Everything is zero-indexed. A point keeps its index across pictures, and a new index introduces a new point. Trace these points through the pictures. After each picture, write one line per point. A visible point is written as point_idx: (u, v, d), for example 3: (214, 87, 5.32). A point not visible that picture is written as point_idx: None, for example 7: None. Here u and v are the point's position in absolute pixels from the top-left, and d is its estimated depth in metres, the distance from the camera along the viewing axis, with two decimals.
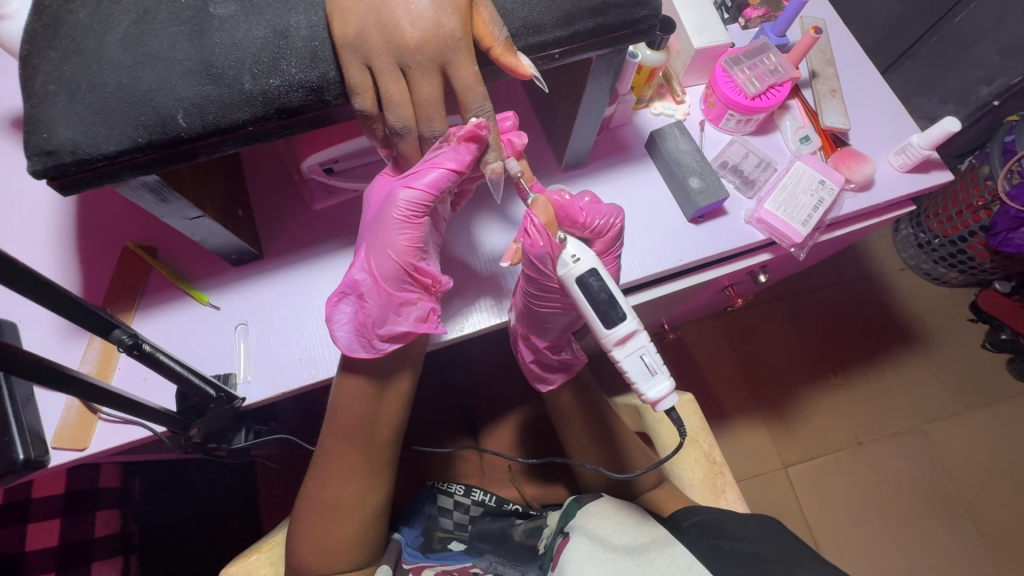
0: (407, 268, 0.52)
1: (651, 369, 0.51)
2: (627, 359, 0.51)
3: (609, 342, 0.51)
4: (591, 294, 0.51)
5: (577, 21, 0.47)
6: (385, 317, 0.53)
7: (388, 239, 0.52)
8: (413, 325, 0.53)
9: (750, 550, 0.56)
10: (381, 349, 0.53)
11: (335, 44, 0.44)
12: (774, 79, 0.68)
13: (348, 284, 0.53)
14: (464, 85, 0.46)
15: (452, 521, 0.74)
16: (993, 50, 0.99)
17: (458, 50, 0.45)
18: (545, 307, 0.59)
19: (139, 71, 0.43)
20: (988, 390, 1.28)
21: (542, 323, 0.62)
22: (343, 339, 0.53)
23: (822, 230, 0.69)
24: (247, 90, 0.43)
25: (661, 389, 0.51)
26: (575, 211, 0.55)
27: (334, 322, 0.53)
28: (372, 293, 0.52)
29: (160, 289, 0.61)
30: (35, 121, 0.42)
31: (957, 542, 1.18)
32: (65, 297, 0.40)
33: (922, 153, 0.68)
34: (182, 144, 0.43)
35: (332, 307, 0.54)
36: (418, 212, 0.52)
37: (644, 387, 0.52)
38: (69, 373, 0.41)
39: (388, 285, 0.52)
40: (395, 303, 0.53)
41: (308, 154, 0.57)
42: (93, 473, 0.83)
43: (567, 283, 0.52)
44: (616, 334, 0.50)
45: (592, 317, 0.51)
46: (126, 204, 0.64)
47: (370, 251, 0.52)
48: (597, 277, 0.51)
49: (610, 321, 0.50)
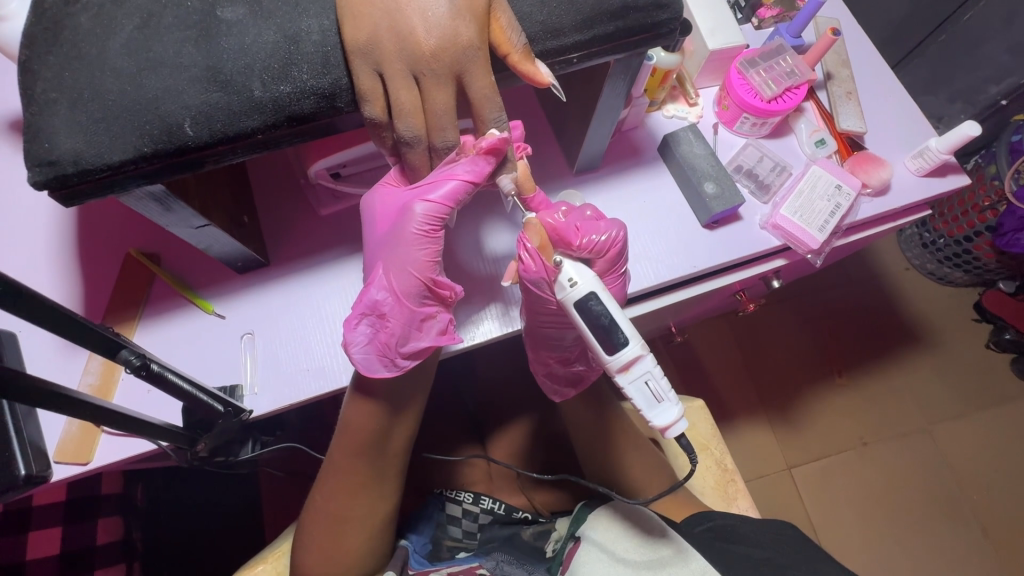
0: (427, 283, 0.51)
1: (657, 396, 0.49)
2: (632, 385, 0.49)
3: (611, 368, 0.49)
4: (591, 318, 0.50)
5: (597, 25, 0.45)
6: (409, 334, 0.51)
7: (408, 255, 0.50)
8: (436, 340, 0.52)
9: (768, 556, 0.55)
10: (405, 366, 0.51)
11: (346, 49, 0.42)
12: (790, 82, 0.67)
13: (367, 304, 0.51)
14: (479, 92, 0.45)
15: (461, 530, 0.72)
16: (1003, 50, 0.98)
17: (474, 58, 0.44)
18: (555, 321, 0.57)
19: (144, 77, 0.41)
20: (994, 391, 1.27)
21: (550, 337, 0.61)
22: (362, 361, 0.50)
23: (839, 235, 0.68)
24: (256, 97, 0.41)
25: (670, 415, 0.49)
26: (571, 231, 0.53)
27: (351, 345, 0.50)
28: (395, 312, 0.51)
29: (163, 298, 0.60)
30: (36, 129, 0.40)
31: (963, 543, 1.18)
32: (68, 316, 0.39)
33: (940, 158, 0.66)
34: (189, 153, 0.41)
35: (350, 329, 0.51)
36: (436, 225, 0.51)
37: (650, 414, 0.49)
38: (74, 397, 0.40)
39: (410, 301, 0.51)
40: (418, 319, 0.52)
41: (316, 159, 0.56)
42: (94, 480, 0.82)
43: (566, 306, 0.51)
44: (618, 360, 0.49)
45: (591, 342, 0.50)
46: (127, 209, 0.62)
47: (389, 268, 0.51)
48: (597, 300, 0.50)
49: (611, 346, 0.49)
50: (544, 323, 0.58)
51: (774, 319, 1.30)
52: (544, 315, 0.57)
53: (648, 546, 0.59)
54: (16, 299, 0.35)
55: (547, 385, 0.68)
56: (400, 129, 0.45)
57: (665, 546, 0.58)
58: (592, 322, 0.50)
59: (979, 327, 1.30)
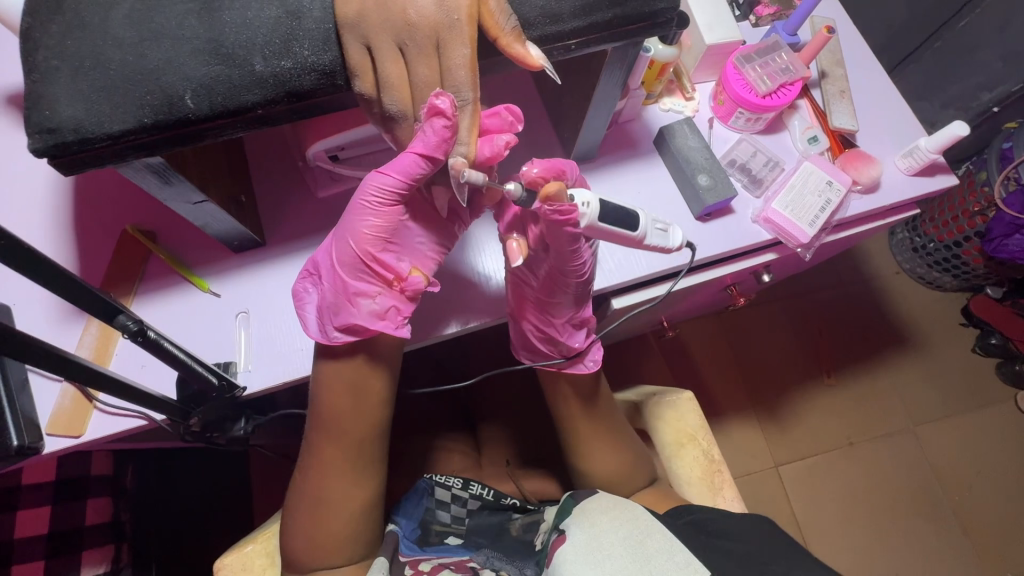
0: (366, 258, 0.52)
1: (664, 229, 0.58)
2: (652, 236, 0.56)
3: (639, 240, 0.55)
4: (613, 216, 0.53)
5: (595, 11, 0.46)
6: (339, 306, 0.53)
7: (351, 226, 0.52)
8: (362, 315, 0.52)
9: (747, 550, 0.56)
10: (333, 338, 0.53)
11: (345, 26, 0.43)
12: (785, 78, 0.68)
13: (313, 265, 0.55)
14: (450, 64, 0.44)
15: (450, 515, 0.69)
16: (994, 56, 1.00)
17: (454, 28, 0.44)
18: (586, 274, 0.57)
19: (145, 48, 0.41)
20: (978, 393, 1.29)
21: (579, 292, 0.60)
22: (308, 320, 0.55)
23: (828, 231, 0.69)
24: (257, 72, 0.42)
25: (681, 234, 0.59)
26: (549, 162, 0.52)
27: (301, 302, 0.56)
28: (330, 278, 0.53)
29: (159, 275, 0.60)
30: (36, 97, 0.41)
31: (943, 542, 1.20)
32: (71, 280, 0.40)
33: (929, 157, 0.68)
34: (189, 125, 0.42)
35: (300, 285, 0.56)
36: (386, 200, 0.51)
37: (673, 242, 0.58)
38: (76, 359, 0.41)
39: (346, 271, 0.53)
40: (350, 293, 0.52)
41: (315, 140, 0.56)
42: (84, 460, 0.82)
43: (597, 228, 0.52)
44: (638, 227, 0.55)
45: (620, 233, 0.54)
46: (125, 186, 0.62)
47: (337, 236, 0.53)
48: (606, 201, 0.53)
49: (631, 223, 0.54)
50: (569, 281, 0.57)
51: (765, 317, 1.32)
52: (572, 275, 0.57)
53: (634, 541, 0.55)
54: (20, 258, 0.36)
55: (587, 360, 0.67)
56: (388, 105, 0.46)
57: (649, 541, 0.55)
58: (614, 216, 0.53)
59: (964, 330, 1.32)
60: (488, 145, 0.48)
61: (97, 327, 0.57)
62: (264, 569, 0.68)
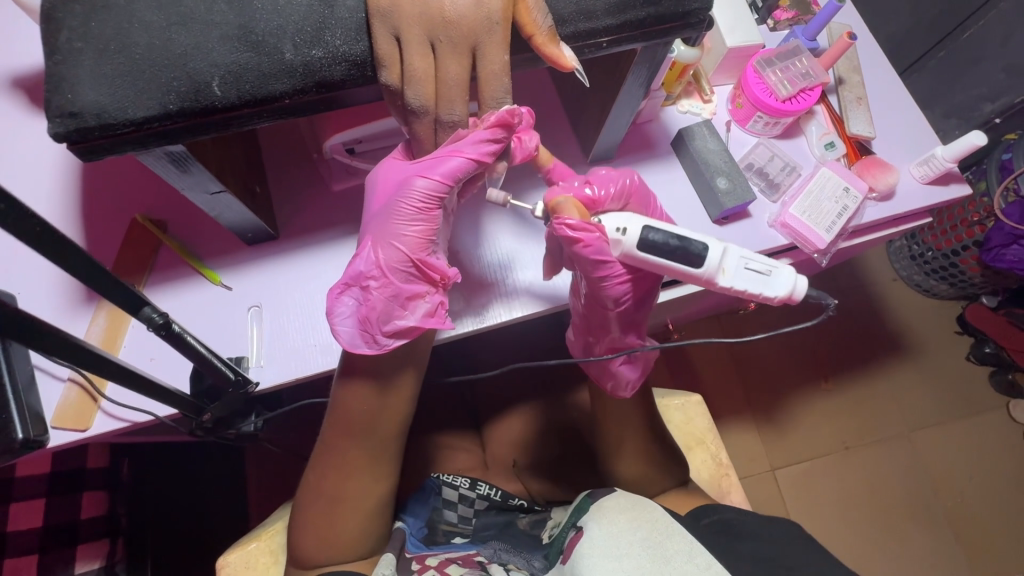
0: (417, 260, 0.50)
1: (763, 272, 0.50)
2: (737, 280, 0.50)
3: (710, 277, 0.50)
4: (661, 251, 0.50)
5: (629, 10, 0.45)
6: (392, 311, 0.50)
7: (398, 230, 0.50)
8: (420, 320, 0.51)
9: (766, 551, 0.55)
10: (386, 345, 0.50)
11: (375, 16, 0.42)
12: (805, 83, 0.68)
13: (350, 276, 0.50)
14: (489, 69, 0.45)
15: (457, 514, 0.68)
16: (998, 68, 1.01)
17: (492, 31, 0.44)
18: (623, 303, 0.55)
19: (172, 32, 0.41)
20: (973, 401, 1.31)
21: (620, 320, 0.58)
22: (345, 333, 0.50)
23: (844, 237, 0.69)
24: (287, 60, 0.41)
25: (788, 276, 0.50)
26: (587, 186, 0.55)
27: (335, 316, 0.50)
28: (377, 285, 0.50)
29: (170, 266, 0.59)
30: (58, 79, 0.40)
31: (937, 548, 1.21)
32: (101, 271, 0.40)
33: (945, 166, 0.68)
34: (214, 113, 0.41)
35: (334, 298, 0.50)
36: (432, 203, 0.50)
37: (771, 290, 0.50)
38: (101, 353, 0.41)
39: (395, 277, 0.50)
40: (403, 296, 0.51)
41: (332, 132, 0.55)
42: (82, 452, 0.81)
43: (633, 255, 0.51)
44: (710, 265, 0.49)
45: (676, 270, 0.50)
46: (134, 174, 0.61)
47: (380, 240, 0.50)
48: (655, 231, 0.50)
49: (698, 259, 0.49)
50: (606, 308, 0.56)
51: (766, 322, 1.32)
52: (607, 303, 0.56)
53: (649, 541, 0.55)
54: (55, 247, 0.35)
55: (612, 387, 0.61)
56: (410, 97, 0.44)
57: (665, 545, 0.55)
58: (665, 250, 0.50)
59: (960, 338, 1.34)
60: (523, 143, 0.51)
61: (105, 318, 0.56)
62: (268, 567, 0.67)
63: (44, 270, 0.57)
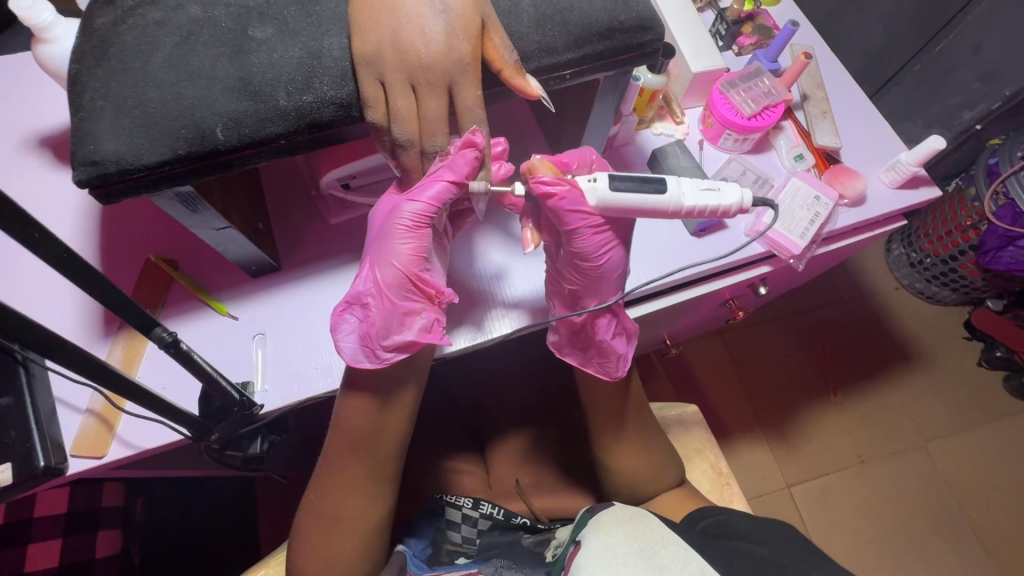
0: (411, 279, 0.53)
1: (715, 188, 0.52)
2: (699, 199, 0.51)
3: (676, 203, 0.50)
4: (629, 190, 0.50)
5: (587, 44, 0.50)
6: (390, 327, 0.53)
7: (393, 250, 0.52)
8: (418, 335, 0.53)
9: (763, 553, 0.57)
10: (387, 359, 0.53)
11: (357, 62, 0.47)
12: (767, 101, 0.72)
13: (351, 295, 0.54)
14: (465, 103, 0.50)
15: (461, 535, 0.69)
16: (972, 78, 1.05)
17: (464, 69, 0.49)
18: (599, 258, 0.56)
19: (181, 88, 0.46)
20: (987, 406, 1.29)
21: (600, 279, 0.58)
22: (347, 349, 0.53)
23: (820, 243, 0.72)
24: (281, 106, 0.46)
25: (734, 188, 0.52)
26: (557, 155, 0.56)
27: (340, 332, 0.54)
28: (376, 303, 0.53)
29: (180, 300, 0.63)
30: (82, 134, 0.45)
31: (964, 561, 1.17)
32: (117, 295, 0.44)
33: (911, 170, 0.71)
34: (219, 155, 0.46)
35: (338, 316, 0.54)
36: (423, 223, 0.52)
37: (727, 202, 0.52)
38: (118, 371, 0.45)
39: (393, 295, 0.53)
40: (400, 312, 0.53)
41: (327, 170, 0.60)
42: (97, 491, 0.83)
43: (610, 200, 0.51)
44: (672, 190, 0.50)
45: (648, 204, 0.50)
46: (152, 216, 0.66)
47: (375, 262, 0.53)
48: (618, 179, 0.51)
49: (659, 188, 0.50)
50: (583, 265, 0.57)
51: (766, 334, 1.34)
52: (584, 259, 0.56)
53: (650, 554, 0.55)
54: (77, 271, 0.40)
55: (614, 366, 0.64)
56: (397, 133, 0.50)
57: (664, 555, 0.55)
58: (633, 188, 0.50)
59: (968, 343, 1.33)
60: (500, 167, 0.56)
61: (120, 350, 0.59)
62: None
63: (66, 308, 0.61)
